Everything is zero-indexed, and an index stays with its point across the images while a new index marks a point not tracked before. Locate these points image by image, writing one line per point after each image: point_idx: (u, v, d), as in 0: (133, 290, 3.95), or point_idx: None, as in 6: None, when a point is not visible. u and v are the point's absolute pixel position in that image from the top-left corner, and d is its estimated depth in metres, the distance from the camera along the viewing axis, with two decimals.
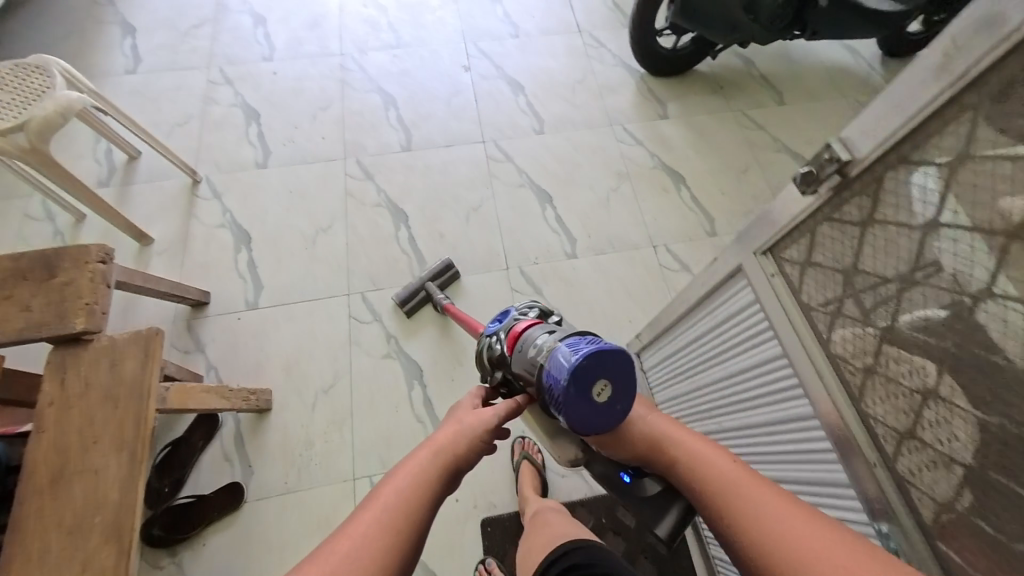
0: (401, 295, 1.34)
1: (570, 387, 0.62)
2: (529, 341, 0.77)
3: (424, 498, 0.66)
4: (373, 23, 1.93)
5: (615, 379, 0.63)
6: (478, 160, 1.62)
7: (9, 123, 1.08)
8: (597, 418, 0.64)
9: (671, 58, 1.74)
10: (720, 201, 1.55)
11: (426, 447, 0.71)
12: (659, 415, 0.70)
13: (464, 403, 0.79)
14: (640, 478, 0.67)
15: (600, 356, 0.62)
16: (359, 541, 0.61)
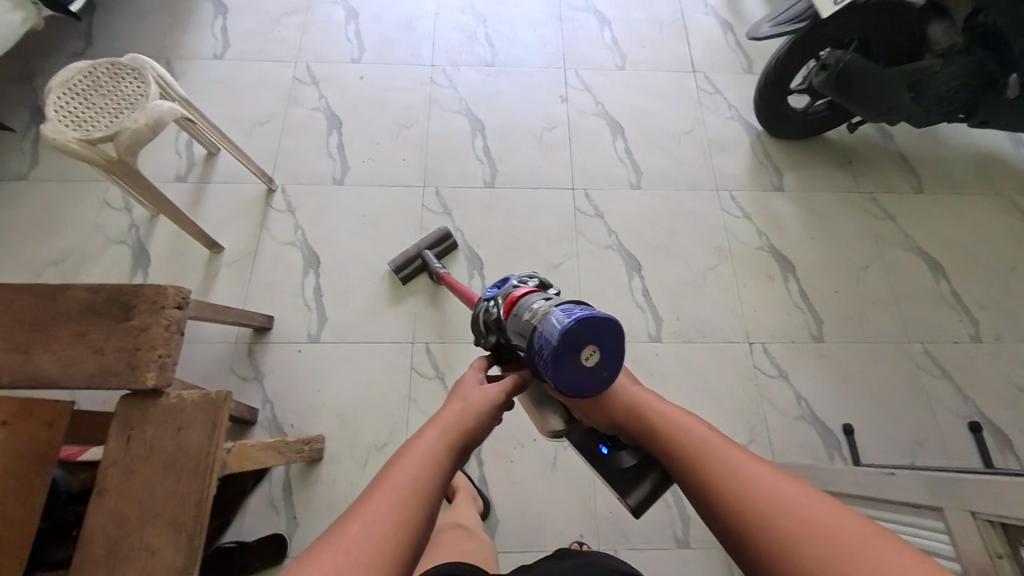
0: (396, 262, 1.35)
1: (558, 347, 0.63)
2: (525, 307, 0.79)
3: (437, 479, 0.57)
4: (469, 33, 1.79)
5: (601, 344, 0.64)
6: (566, 211, 1.49)
7: (100, 132, 1.01)
8: (582, 382, 0.66)
9: (798, 119, 1.53)
10: (831, 301, 1.38)
11: (431, 426, 0.62)
12: (641, 388, 0.69)
13: (468, 379, 0.72)
14: (616, 452, 0.70)
15: (589, 321, 0.63)
16: (367, 530, 0.50)
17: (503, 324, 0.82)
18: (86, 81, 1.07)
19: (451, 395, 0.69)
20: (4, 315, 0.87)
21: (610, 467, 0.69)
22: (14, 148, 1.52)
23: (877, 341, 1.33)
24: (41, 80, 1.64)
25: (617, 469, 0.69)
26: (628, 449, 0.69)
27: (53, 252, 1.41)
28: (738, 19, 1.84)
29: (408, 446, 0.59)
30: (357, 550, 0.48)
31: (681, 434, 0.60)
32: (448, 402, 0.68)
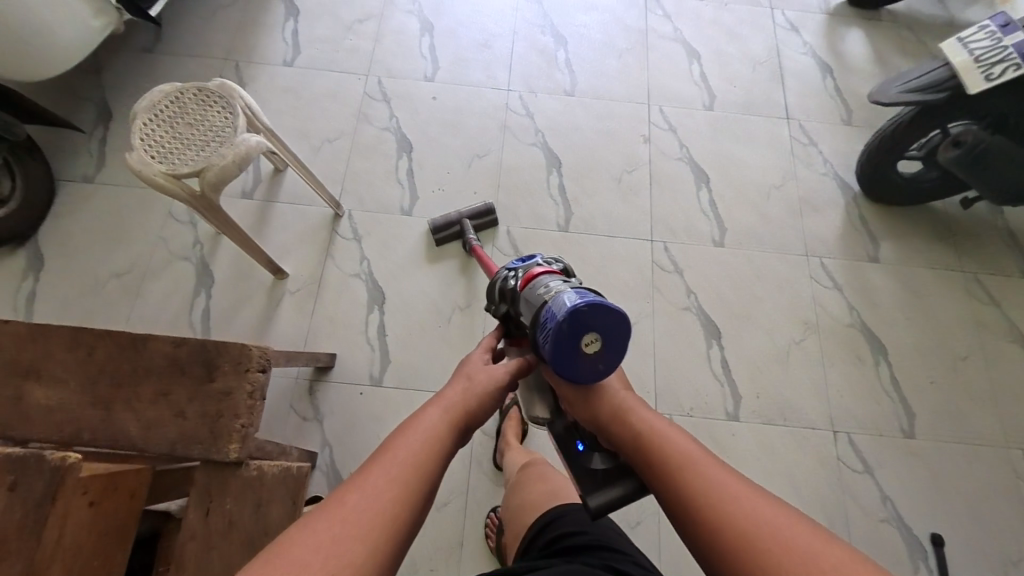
0: (436, 222, 1.37)
1: (564, 324, 0.66)
2: (541, 283, 0.81)
3: (439, 455, 0.61)
4: (549, 55, 1.66)
5: (603, 334, 0.66)
6: (643, 265, 1.40)
7: (187, 168, 0.96)
8: (577, 367, 0.68)
9: (904, 186, 1.40)
10: (925, 392, 1.28)
11: (434, 404, 0.67)
12: (629, 393, 0.71)
13: (473, 360, 0.76)
14: (590, 451, 0.73)
15: (601, 311, 0.65)
16: (369, 500, 0.54)
17: (518, 294, 0.84)
18: (171, 106, 1.01)
19: (456, 373, 0.73)
20: (87, 365, 0.84)
21: (580, 464, 0.74)
22: (81, 148, 1.49)
23: (973, 441, 1.24)
24: (110, 76, 1.59)
25: (585, 467, 0.73)
26: (603, 453, 0.73)
27: (117, 263, 1.38)
28: (839, 61, 1.68)
29: (411, 423, 0.63)
30: (359, 518, 0.53)
31: (664, 446, 0.63)
32: (452, 382, 0.72)
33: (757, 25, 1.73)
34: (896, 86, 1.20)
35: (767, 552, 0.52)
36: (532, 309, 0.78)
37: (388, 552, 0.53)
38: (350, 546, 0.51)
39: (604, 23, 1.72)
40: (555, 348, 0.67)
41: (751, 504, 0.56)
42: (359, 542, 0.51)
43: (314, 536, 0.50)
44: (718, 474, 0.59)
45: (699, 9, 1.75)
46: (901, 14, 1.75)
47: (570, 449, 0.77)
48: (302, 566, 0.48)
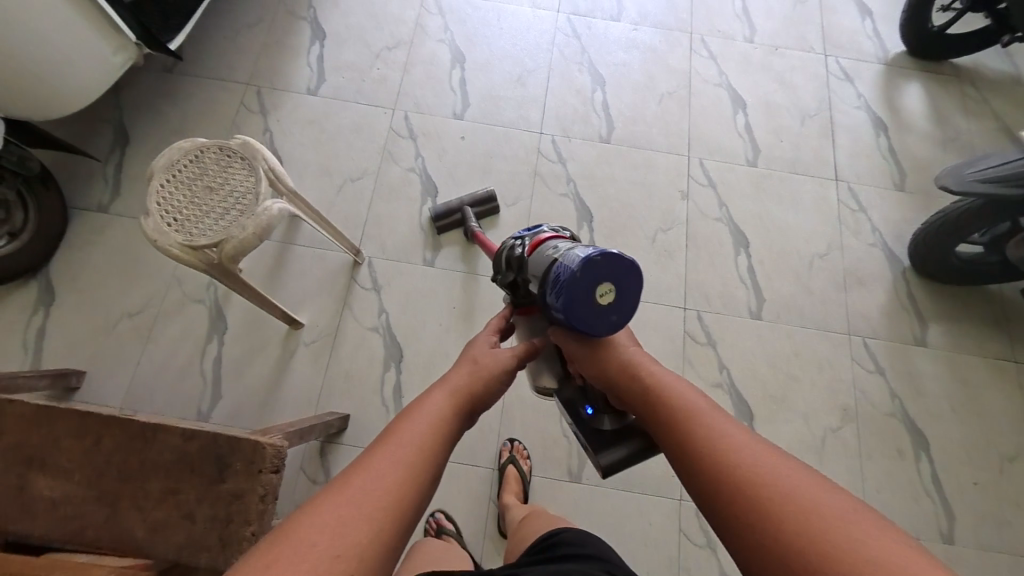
0: (437, 209, 1.38)
1: (577, 274, 0.59)
2: (550, 247, 0.72)
3: (448, 436, 0.56)
4: (586, 97, 1.57)
5: (618, 285, 0.60)
6: (675, 335, 1.33)
7: (206, 239, 0.90)
8: (591, 323, 0.61)
9: (960, 269, 1.30)
10: (968, 495, 1.21)
11: (438, 388, 0.61)
12: (635, 343, 0.65)
13: (479, 342, 0.70)
14: (600, 414, 0.70)
15: (615, 259, 0.59)
16: (373, 483, 0.48)
17: (525, 261, 0.75)
18: (191, 167, 0.96)
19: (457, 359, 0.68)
20: (92, 455, 0.82)
21: (591, 426, 0.71)
22: (97, 175, 1.44)
23: (1017, 553, 1.16)
24: (128, 97, 1.53)
25: (596, 430, 0.70)
26: (613, 415, 0.70)
27: (131, 302, 1.34)
28: (895, 118, 1.55)
29: (417, 404, 0.58)
30: (366, 498, 0.46)
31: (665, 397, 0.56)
32: (456, 365, 0.66)
33: (810, 72, 1.61)
34: (962, 174, 1.13)
35: (780, 514, 0.43)
36: (538, 271, 0.71)
37: (396, 537, 0.46)
38: (357, 528, 0.44)
39: (646, 63, 1.62)
40: (568, 303, 0.61)
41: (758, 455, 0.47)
42: (365, 524, 0.44)
43: (317, 515, 0.44)
44: (720, 423, 0.52)
45: (748, 52, 1.64)
46: (966, 67, 1.62)
47: (577, 412, 0.73)
48: (305, 548, 0.42)
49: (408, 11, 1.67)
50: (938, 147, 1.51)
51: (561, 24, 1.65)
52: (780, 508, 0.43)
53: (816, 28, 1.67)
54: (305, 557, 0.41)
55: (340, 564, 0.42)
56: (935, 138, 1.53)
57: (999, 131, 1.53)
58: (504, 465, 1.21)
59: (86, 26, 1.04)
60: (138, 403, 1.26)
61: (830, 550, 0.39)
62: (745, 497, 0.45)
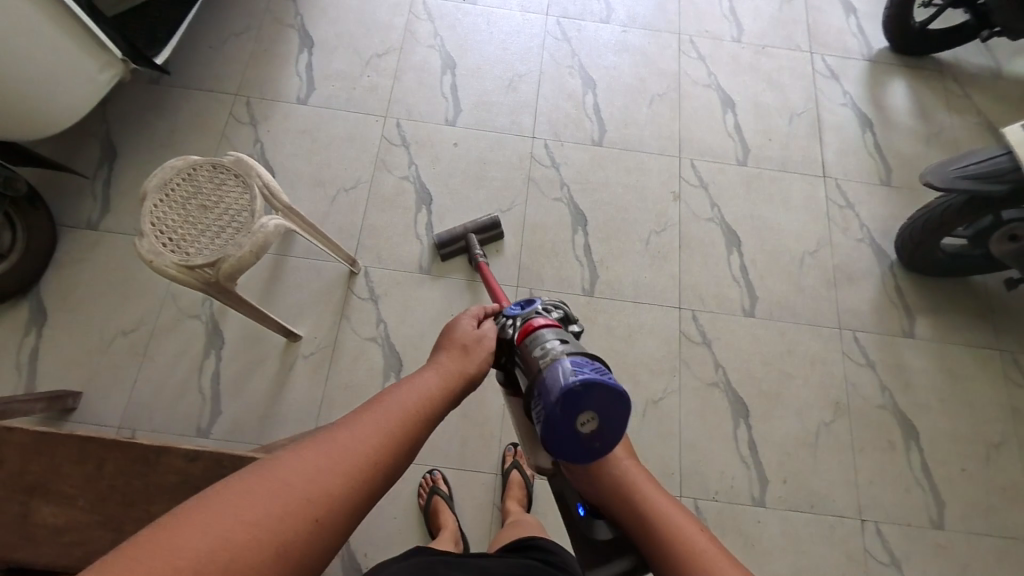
0: (442, 237, 1.36)
1: (560, 405, 0.65)
2: (540, 342, 0.76)
3: (431, 415, 0.61)
4: (577, 101, 1.58)
5: (599, 413, 0.65)
6: (671, 335, 1.35)
7: (202, 259, 0.89)
8: (576, 447, 0.66)
9: (943, 263, 1.34)
10: (956, 482, 1.25)
11: (431, 368, 0.69)
12: (632, 460, 0.70)
13: (463, 329, 0.79)
14: (592, 519, 0.68)
15: (597, 391, 0.64)
16: (356, 438, 0.52)
17: (515, 347, 0.79)
18: (185, 185, 0.95)
19: (447, 344, 0.76)
20: (96, 481, 0.84)
21: (582, 533, 0.67)
22: (84, 191, 1.42)
23: (1003, 537, 1.21)
24: (113, 110, 1.50)
25: (589, 537, 0.66)
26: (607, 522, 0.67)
27: (126, 320, 1.33)
28: (881, 115, 1.58)
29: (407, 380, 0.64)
30: (346, 452, 0.51)
31: (663, 522, 0.61)
32: (446, 352, 0.74)
33: (797, 71, 1.63)
34: (947, 168, 1.15)
35: None
36: (526, 371, 0.76)
37: (365, 497, 0.50)
38: (332, 476, 0.48)
39: (636, 65, 1.63)
40: (550, 428, 0.66)
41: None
42: (342, 475, 0.49)
43: (299, 461, 0.48)
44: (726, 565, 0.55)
45: (737, 52, 1.65)
46: (949, 63, 1.65)
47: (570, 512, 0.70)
48: (281, 488, 0.45)
49: (397, 17, 1.66)
50: (922, 143, 1.55)
51: (551, 28, 1.66)
52: None
53: (803, 27, 1.69)
54: (281, 494, 0.45)
55: (309, 508, 0.46)
56: (920, 135, 1.56)
57: (980, 126, 1.57)
58: (508, 470, 1.23)
59: (70, 45, 1.02)
60: (137, 421, 1.25)
61: None
62: None
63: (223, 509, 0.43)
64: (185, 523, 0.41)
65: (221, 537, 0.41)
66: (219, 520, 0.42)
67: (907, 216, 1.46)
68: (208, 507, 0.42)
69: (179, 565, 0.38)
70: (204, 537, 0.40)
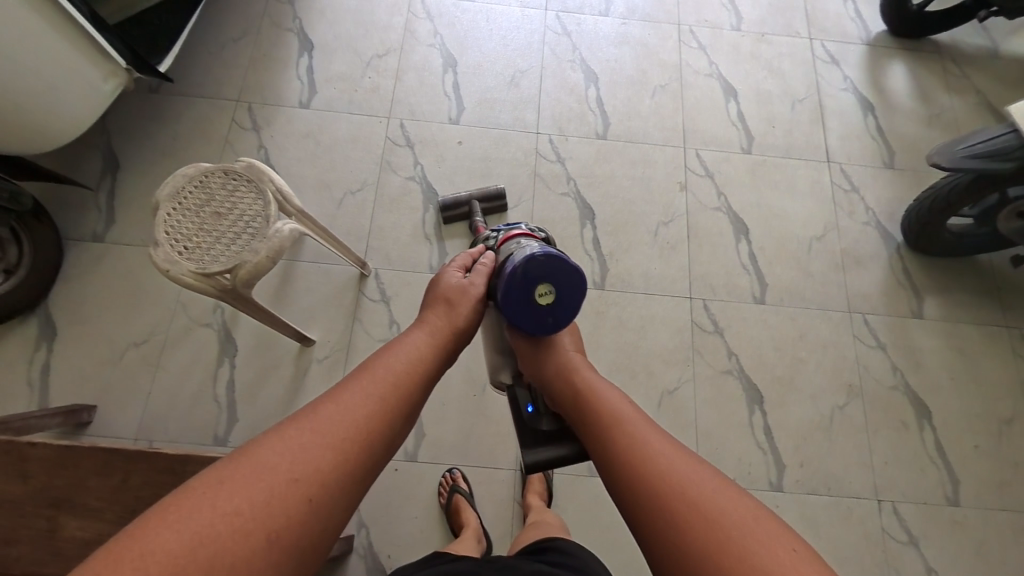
0: (445, 201, 1.41)
1: (520, 270, 0.65)
2: (514, 242, 0.77)
3: (417, 380, 0.62)
4: (580, 94, 1.58)
5: (557, 288, 0.66)
6: (683, 326, 1.36)
7: (218, 266, 0.89)
8: (530, 318, 0.68)
9: (950, 243, 1.35)
10: (969, 458, 1.26)
11: (418, 331, 0.69)
12: (577, 354, 0.72)
13: (448, 281, 0.76)
14: (539, 414, 0.73)
15: (557, 264, 0.65)
16: (340, 414, 0.53)
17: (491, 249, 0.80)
18: (198, 193, 0.95)
19: (432, 299, 0.75)
20: (122, 492, 0.84)
21: (528, 424, 0.73)
22: (88, 203, 1.41)
23: (1017, 511, 1.23)
24: (113, 121, 1.49)
25: (533, 429, 0.72)
26: (552, 416, 0.73)
27: (137, 331, 1.32)
28: (881, 99, 1.59)
29: (391, 347, 0.65)
30: (332, 429, 0.52)
31: (601, 406, 0.62)
32: (431, 308, 0.74)
33: (798, 58, 1.64)
34: (955, 147, 1.15)
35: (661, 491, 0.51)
36: (494, 270, 0.76)
37: (357, 469, 0.52)
38: (318, 453, 0.50)
39: (637, 57, 1.63)
40: (507, 294, 0.67)
41: (681, 467, 0.53)
42: (330, 453, 0.50)
43: (286, 442, 0.49)
44: (641, 425, 0.58)
45: (737, 41, 1.66)
46: (947, 45, 1.66)
47: (520, 409, 0.75)
48: (267, 471, 0.47)
49: (395, 17, 1.65)
50: (923, 126, 1.55)
51: (551, 23, 1.66)
52: (664, 483, 0.51)
53: (801, 13, 1.70)
54: (266, 478, 0.46)
55: (298, 489, 0.47)
56: (921, 117, 1.56)
57: (980, 106, 1.58)
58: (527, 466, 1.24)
59: (74, 55, 1.01)
60: (153, 433, 1.24)
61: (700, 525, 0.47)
62: (642, 476, 0.53)
63: (214, 498, 0.44)
64: (169, 517, 0.42)
65: (207, 527, 0.42)
66: (203, 511, 0.43)
67: (911, 198, 1.47)
68: (190, 498, 0.44)
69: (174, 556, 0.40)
70: (189, 530, 0.42)
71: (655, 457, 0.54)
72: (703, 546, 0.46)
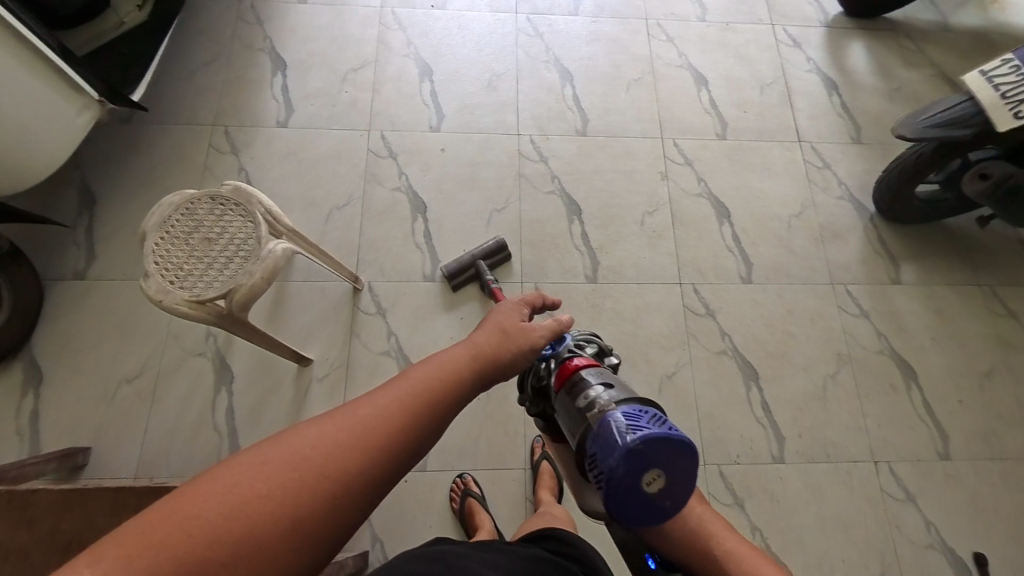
0: (451, 267, 1.35)
1: (621, 468, 0.56)
2: (582, 389, 0.71)
3: (454, 391, 0.59)
4: (557, 93, 1.62)
5: (667, 471, 0.57)
6: (676, 311, 1.39)
7: (213, 291, 0.88)
8: (643, 510, 0.58)
9: (920, 210, 1.40)
10: (955, 414, 1.32)
11: (465, 344, 0.66)
12: (705, 510, 0.71)
13: (508, 310, 0.75)
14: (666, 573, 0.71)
15: (663, 447, 0.57)
16: (375, 416, 0.50)
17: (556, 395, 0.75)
18: (185, 221, 0.94)
19: (488, 323, 0.72)
20: None
21: None
22: (67, 241, 1.38)
23: (1004, 458, 1.29)
24: (87, 155, 1.47)
25: None
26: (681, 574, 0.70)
27: (128, 366, 1.30)
28: (845, 77, 1.65)
29: (434, 356, 0.61)
30: (364, 427, 0.49)
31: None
32: (485, 330, 0.71)
33: (762, 43, 1.69)
34: (917, 118, 1.20)
35: None
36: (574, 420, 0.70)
37: (384, 477, 0.48)
38: (350, 454, 0.46)
39: (609, 53, 1.67)
40: (615, 494, 0.57)
41: None
42: (360, 453, 0.47)
43: (318, 434, 0.46)
44: None
45: (703, 31, 1.71)
46: (901, 21, 1.73)
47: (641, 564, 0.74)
48: (296, 463, 0.44)
49: (368, 30, 1.68)
50: (886, 100, 1.62)
51: (522, 25, 1.69)
52: None
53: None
54: (292, 471, 0.43)
55: (326, 486, 0.44)
56: (883, 92, 1.63)
57: (936, 78, 1.66)
58: (538, 462, 1.25)
59: (46, 89, 1.00)
60: (153, 469, 1.22)
61: None
62: None
63: (241, 476, 0.42)
64: (200, 487, 0.41)
65: (228, 511, 0.40)
66: (232, 489, 0.41)
67: (881, 170, 1.53)
68: (219, 474, 0.42)
69: (197, 532, 0.39)
70: (216, 507, 0.40)
71: None
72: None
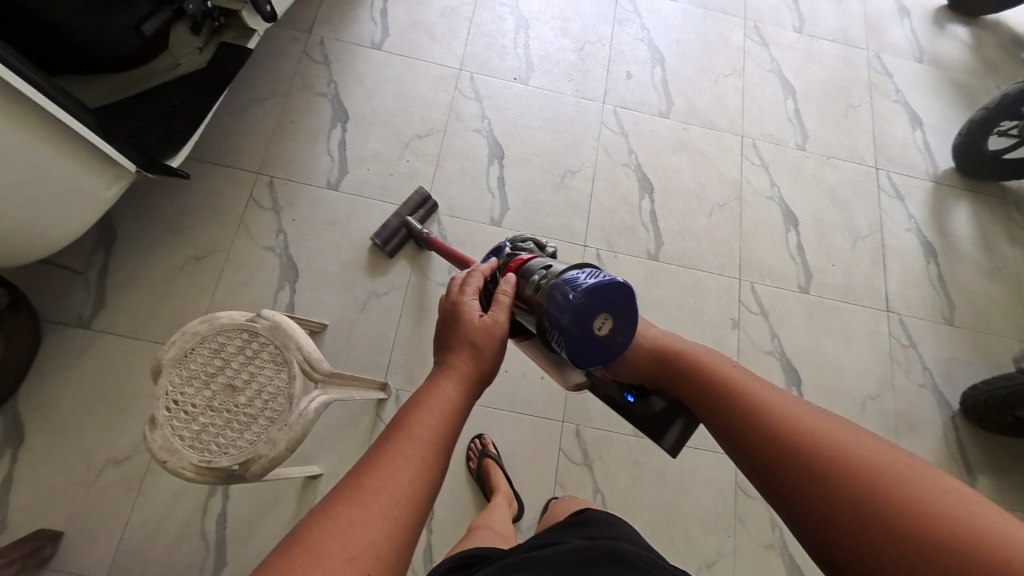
0: (381, 235, 1.34)
1: (570, 323, 0.61)
2: (532, 270, 0.73)
3: (452, 430, 0.55)
4: (630, 203, 1.47)
5: (612, 310, 0.61)
6: (725, 485, 1.23)
7: (227, 460, 0.75)
8: (600, 351, 0.63)
9: (1013, 425, 1.25)
10: None
11: (444, 369, 0.59)
12: (654, 329, 0.78)
13: (466, 313, 0.64)
14: (646, 398, 0.76)
15: (599, 290, 0.60)
16: (382, 486, 0.47)
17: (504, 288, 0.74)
18: (208, 353, 0.80)
19: (450, 335, 0.62)
20: None
21: (643, 413, 0.76)
22: (78, 286, 1.26)
23: None
24: None
25: (648, 412, 0.76)
26: (656, 395, 0.76)
27: (116, 444, 1.16)
28: (945, 243, 1.50)
29: (422, 397, 0.56)
30: (377, 501, 0.46)
31: (712, 378, 0.68)
32: (452, 344, 0.62)
33: (861, 189, 1.54)
34: None
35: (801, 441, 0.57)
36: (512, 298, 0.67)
37: (411, 535, 0.47)
38: (369, 530, 0.44)
39: (694, 169, 1.53)
40: (573, 346, 0.62)
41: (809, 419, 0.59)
42: (379, 526, 0.45)
43: (333, 521, 0.44)
44: (771, 396, 0.63)
45: (800, 161, 1.56)
46: (1013, 188, 1.58)
47: (620, 403, 0.78)
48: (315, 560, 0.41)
49: (440, 93, 1.55)
50: (985, 277, 1.47)
51: (607, 120, 1.56)
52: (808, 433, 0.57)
53: (868, 137, 1.61)
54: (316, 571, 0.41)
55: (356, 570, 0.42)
56: (984, 268, 1.48)
57: None
58: None
59: (59, 157, 0.89)
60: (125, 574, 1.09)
61: (848, 469, 0.52)
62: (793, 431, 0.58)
63: None
64: None
65: None
66: None
67: (969, 362, 1.38)
68: None
69: None
70: None
71: (800, 418, 0.59)
72: (915, 514, 0.47)
